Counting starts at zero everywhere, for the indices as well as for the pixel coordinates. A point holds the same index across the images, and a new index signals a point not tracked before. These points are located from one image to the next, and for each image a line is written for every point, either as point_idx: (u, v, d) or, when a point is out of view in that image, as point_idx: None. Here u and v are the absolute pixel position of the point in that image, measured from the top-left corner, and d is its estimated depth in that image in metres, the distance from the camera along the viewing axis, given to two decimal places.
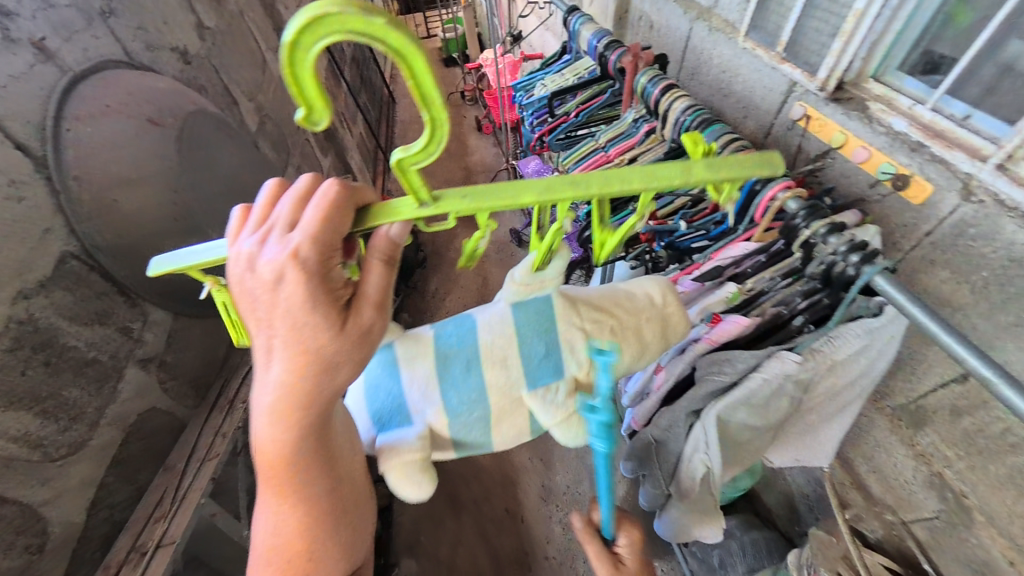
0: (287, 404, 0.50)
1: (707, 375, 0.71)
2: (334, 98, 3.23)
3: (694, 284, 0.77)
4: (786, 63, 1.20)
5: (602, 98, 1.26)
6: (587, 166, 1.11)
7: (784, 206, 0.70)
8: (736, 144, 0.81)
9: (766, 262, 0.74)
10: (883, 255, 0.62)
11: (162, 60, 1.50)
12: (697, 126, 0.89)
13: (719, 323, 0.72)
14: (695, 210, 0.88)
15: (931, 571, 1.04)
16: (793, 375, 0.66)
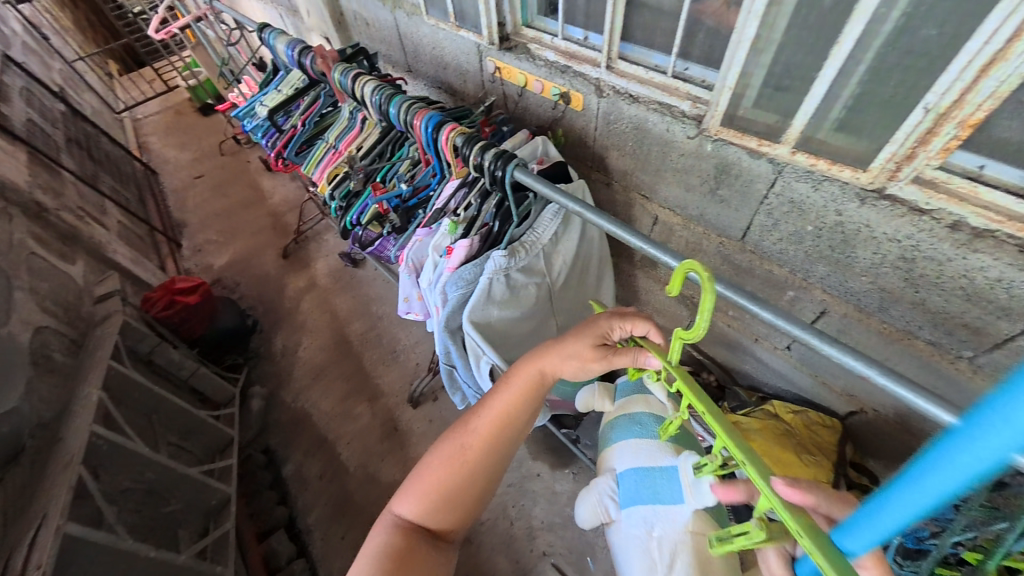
0: (516, 394, 0.70)
1: (456, 293, 0.86)
2: (57, 192, 2.66)
3: (425, 230, 0.93)
4: (462, 29, 1.42)
5: (320, 102, 1.30)
6: (325, 167, 1.16)
7: (456, 143, 0.87)
8: (411, 106, 0.95)
9: (468, 191, 0.93)
10: (520, 155, 0.82)
11: None
12: (383, 101, 1.00)
13: (452, 252, 0.87)
14: (415, 170, 1.03)
15: (705, 357, 1.50)
16: (504, 266, 0.84)
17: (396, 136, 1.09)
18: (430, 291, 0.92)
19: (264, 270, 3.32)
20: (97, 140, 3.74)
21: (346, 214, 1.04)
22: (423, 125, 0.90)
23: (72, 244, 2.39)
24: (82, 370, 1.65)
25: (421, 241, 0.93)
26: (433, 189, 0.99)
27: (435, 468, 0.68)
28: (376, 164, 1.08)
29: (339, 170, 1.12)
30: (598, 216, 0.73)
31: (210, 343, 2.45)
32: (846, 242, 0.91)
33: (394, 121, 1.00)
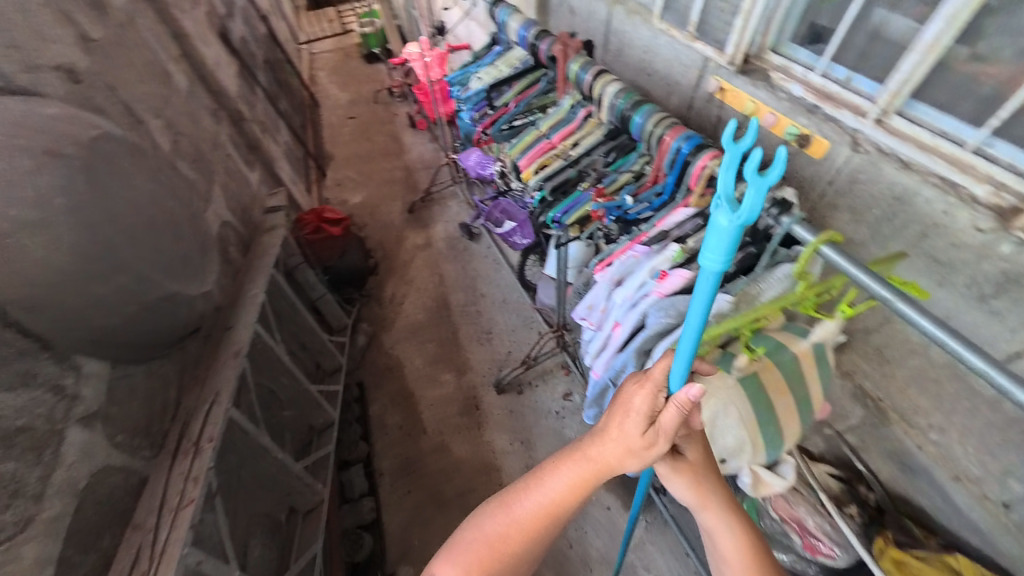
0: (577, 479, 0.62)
1: (657, 319, 0.76)
2: (252, 106, 2.99)
3: (644, 249, 0.86)
4: (699, 41, 1.28)
5: (538, 87, 1.30)
6: (533, 156, 1.13)
7: (714, 172, 0.80)
8: (666, 123, 0.88)
9: (702, 223, 0.85)
10: (797, 208, 0.74)
11: (44, 81, 1.29)
12: (630, 108, 0.94)
13: (666, 278, 0.80)
14: (641, 185, 0.97)
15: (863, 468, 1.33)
16: (726, 312, 0.73)
17: (623, 144, 1.04)
18: (622, 308, 0.84)
19: (388, 219, 3.53)
20: (284, 65, 4.16)
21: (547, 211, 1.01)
22: (677, 145, 0.84)
23: (253, 155, 2.70)
24: (247, 271, 1.86)
25: (628, 256, 0.87)
26: (653, 209, 0.93)
27: (472, 559, 0.62)
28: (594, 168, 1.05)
29: (548, 162, 1.10)
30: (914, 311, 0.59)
31: (338, 273, 2.67)
32: None
33: (633, 130, 0.94)
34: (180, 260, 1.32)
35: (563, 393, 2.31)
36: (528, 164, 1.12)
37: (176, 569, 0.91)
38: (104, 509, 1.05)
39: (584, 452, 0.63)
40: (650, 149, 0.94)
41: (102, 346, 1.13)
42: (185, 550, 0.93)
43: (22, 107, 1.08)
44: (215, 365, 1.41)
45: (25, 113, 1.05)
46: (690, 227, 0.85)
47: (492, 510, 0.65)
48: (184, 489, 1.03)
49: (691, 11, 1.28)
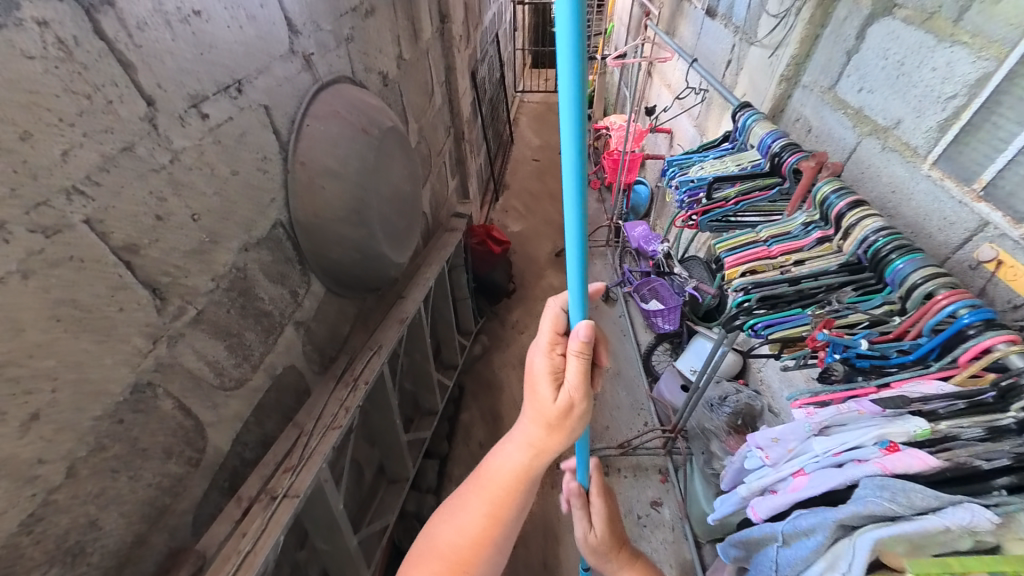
0: (513, 475, 0.88)
1: (868, 496, 0.65)
2: (471, 129, 3.54)
3: (874, 406, 0.74)
4: (982, 202, 1.10)
5: (768, 194, 1.23)
6: (743, 258, 1.08)
7: (1003, 358, 0.67)
8: (940, 279, 0.78)
9: (966, 409, 0.68)
10: None
11: (371, 80, 1.73)
12: (891, 252, 0.85)
13: (896, 452, 0.68)
14: (878, 332, 0.83)
15: None
16: (979, 533, 0.59)
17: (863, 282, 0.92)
18: (820, 460, 0.75)
19: (534, 254, 3.78)
20: (501, 104, 4.87)
21: (748, 315, 0.97)
22: (952, 309, 0.73)
23: (457, 168, 3.18)
24: (425, 259, 2.17)
25: (848, 412, 0.76)
26: (890, 366, 0.79)
27: (439, 557, 0.88)
28: (816, 292, 0.94)
29: (761, 268, 1.04)
30: None
31: (486, 285, 3.06)
32: None
33: (888, 273, 0.85)
34: (398, 234, 1.61)
35: (653, 500, 2.23)
36: (735, 263, 1.07)
37: (313, 478, 1.06)
38: (279, 398, 1.29)
39: (509, 463, 0.88)
40: (906, 300, 0.82)
41: (344, 275, 1.49)
42: (324, 465, 1.09)
43: (360, 94, 1.46)
44: (383, 325, 1.65)
45: (362, 99, 1.43)
46: (944, 405, 0.70)
47: (447, 521, 0.92)
48: (337, 412, 1.22)
49: (981, 168, 1.11)
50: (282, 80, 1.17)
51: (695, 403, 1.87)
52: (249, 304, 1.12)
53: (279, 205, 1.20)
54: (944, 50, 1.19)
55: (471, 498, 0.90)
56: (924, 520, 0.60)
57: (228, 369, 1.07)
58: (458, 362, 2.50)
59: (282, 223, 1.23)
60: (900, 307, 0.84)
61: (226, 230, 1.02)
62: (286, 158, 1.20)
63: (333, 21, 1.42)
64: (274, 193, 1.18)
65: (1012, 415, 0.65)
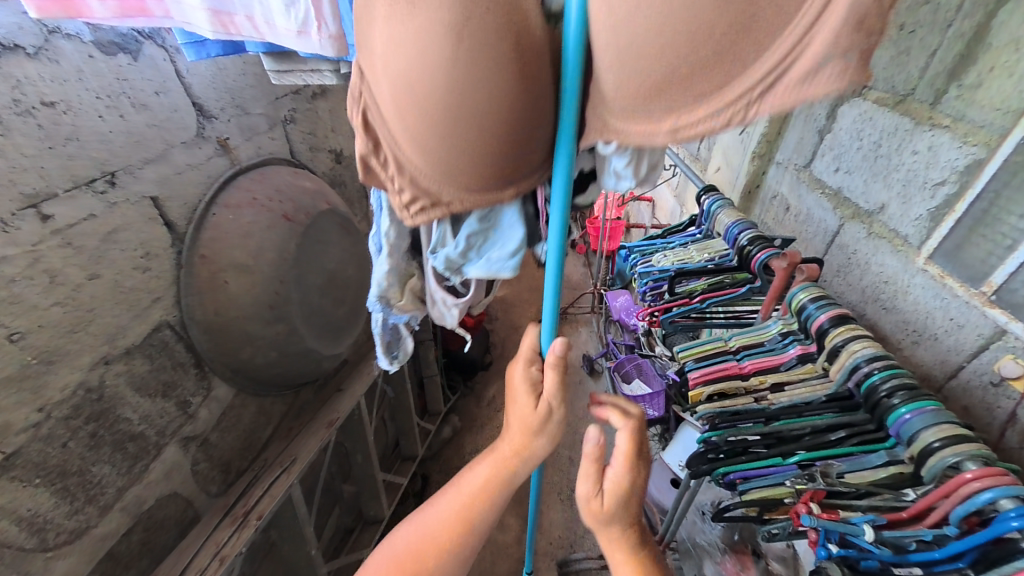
0: (483, 488, 0.68)
1: None
2: None
3: None
4: (995, 308, 0.92)
5: (737, 292, 1.05)
6: (706, 372, 0.90)
7: None
8: (966, 449, 0.57)
9: None
10: None
11: (318, 159, 1.65)
12: (895, 394, 0.65)
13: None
14: (884, 513, 0.61)
15: None
16: None
17: (859, 425, 0.71)
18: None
19: (517, 322, 3.58)
20: None
21: (721, 465, 0.76)
22: (989, 500, 0.51)
23: None
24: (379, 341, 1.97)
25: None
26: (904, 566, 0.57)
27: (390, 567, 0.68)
28: (797, 433, 0.74)
29: (730, 391, 0.85)
30: None
31: (459, 359, 2.82)
32: None
33: (890, 423, 0.64)
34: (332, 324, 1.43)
35: None
36: (701, 380, 0.89)
37: None
38: (149, 539, 1.00)
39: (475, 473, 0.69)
40: (919, 466, 0.61)
41: (254, 380, 1.25)
42: None
43: (292, 176, 1.35)
44: (309, 428, 1.38)
45: (292, 182, 1.31)
46: None
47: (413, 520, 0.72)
48: (209, 567, 0.97)
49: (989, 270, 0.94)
50: (184, 167, 1.07)
51: (685, 509, 1.43)
52: (106, 429, 0.90)
53: (168, 303, 1.03)
54: (923, 134, 1.08)
55: (432, 507, 0.71)
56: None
57: (57, 519, 0.82)
58: (419, 453, 2.22)
59: (172, 323, 1.05)
60: (912, 472, 0.64)
61: (75, 345, 0.84)
62: (181, 251, 1.06)
63: (267, 105, 1.35)
64: (160, 291, 1.01)
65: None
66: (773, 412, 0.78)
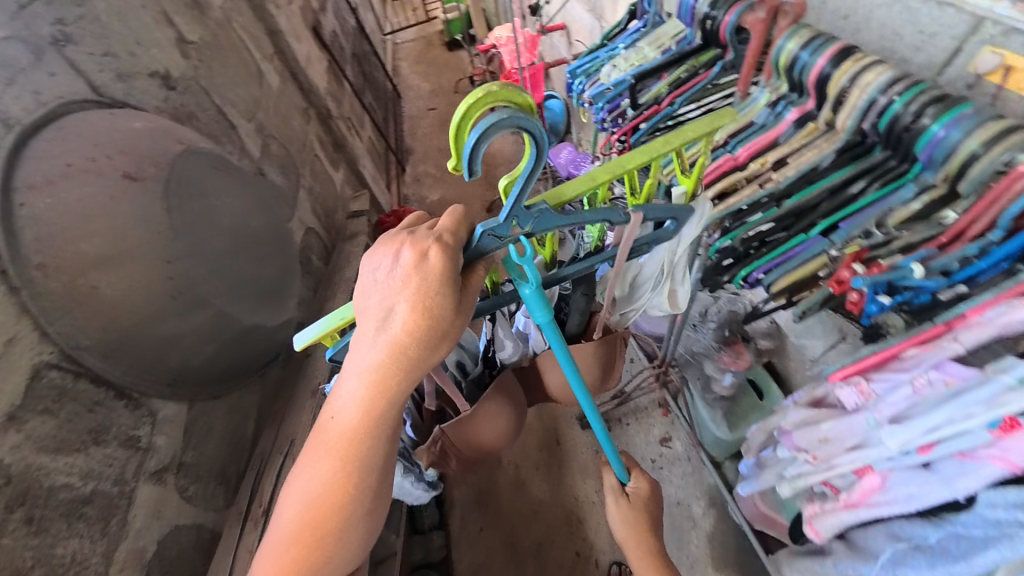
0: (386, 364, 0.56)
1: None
2: (340, 102, 2.89)
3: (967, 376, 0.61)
4: None
5: (709, 73, 0.99)
6: (707, 175, 0.84)
7: None
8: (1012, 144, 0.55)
9: None
10: None
11: (140, 89, 1.19)
12: (930, 115, 0.60)
13: (1016, 431, 0.55)
14: (930, 245, 0.64)
15: None
16: None
17: (879, 168, 0.70)
18: (898, 458, 0.66)
19: None
20: (371, 60, 4.06)
21: (742, 266, 0.77)
22: None
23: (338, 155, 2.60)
24: (330, 290, 1.77)
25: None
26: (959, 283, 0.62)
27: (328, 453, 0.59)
28: (812, 202, 0.73)
29: (732, 187, 0.80)
30: None
31: None
32: None
33: (923, 147, 0.62)
34: (252, 295, 1.18)
35: (660, 437, 1.83)
36: (698, 188, 0.83)
37: None
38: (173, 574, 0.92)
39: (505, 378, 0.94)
40: (956, 183, 0.61)
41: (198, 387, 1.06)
42: None
43: (111, 120, 0.97)
44: (293, 402, 1.25)
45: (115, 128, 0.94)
46: None
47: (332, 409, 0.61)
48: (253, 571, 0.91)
49: None
50: None
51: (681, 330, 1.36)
52: (44, 507, 0.73)
53: (31, 340, 0.78)
54: None
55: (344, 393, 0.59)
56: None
57: None
58: None
59: (54, 363, 0.81)
60: (944, 192, 0.64)
61: None
62: (5, 270, 0.76)
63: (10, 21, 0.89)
64: (10, 330, 0.76)
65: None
66: (784, 190, 0.76)
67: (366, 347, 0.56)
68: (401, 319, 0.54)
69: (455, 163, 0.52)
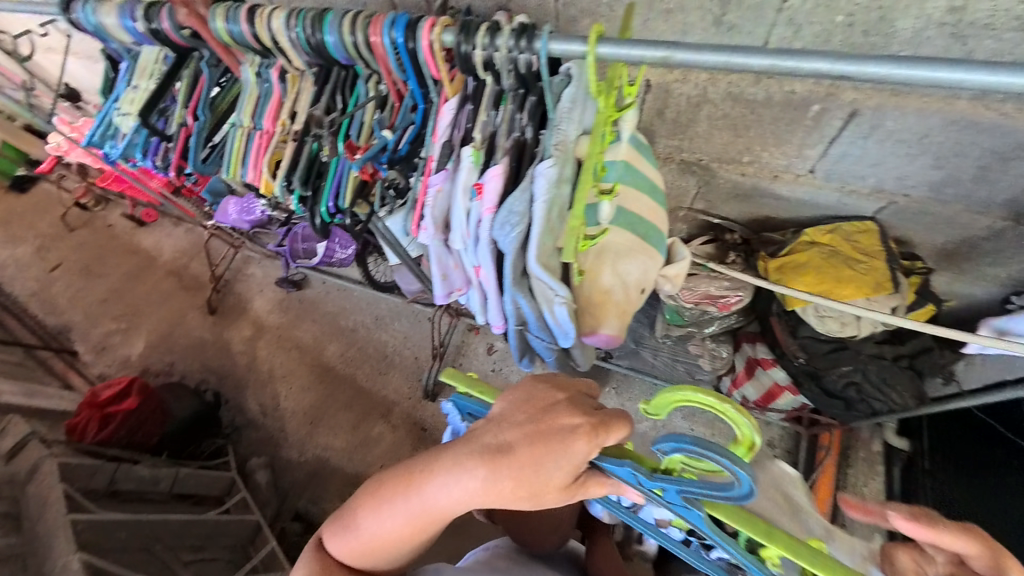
0: (499, 487, 0.52)
1: (506, 238, 0.63)
2: None
3: (441, 176, 0.68)
4: None
5: (204, 79, 0.94)
6: (256, 163, 0.82)
7: (443, 44, 0.63)
8: (362, 18, 0.66)
9: (474, 107, 0.68)
10: (540, 27, 0.61)
11: None
12: (312, 29, 0.69)
13: (484, 189, 0.65)
14: (388, 111, 0.76)
15: (719, 220, 1.45)
16: (557, 179, 0.62)
17: (343, 77, 0.77)
18: (471, 251, 0.70)
19: (176, 334, 2.60)
20: None
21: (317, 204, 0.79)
22: (382, 37, 0.64)
23: None
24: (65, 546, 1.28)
25: (446, 120, 0.68)
26: (420, 127, 0.74)
27: (393, 506, 0.57)
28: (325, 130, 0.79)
29: (280, 156, 0.81)
30: (703, 49, 0.53)
31: (187, 431, 2.08)
32: (882, 17, 0.83)
33: (335, 54, 0.70)
34: None
35: (487, 349, 2.14)
36: (257, 175, 0.82)
37: None
38: None
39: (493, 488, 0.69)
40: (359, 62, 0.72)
41: None
42: None
43: None
44: None
45: None
46: (465, 119, 0.68)
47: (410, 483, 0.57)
48: None
49: None
50: None
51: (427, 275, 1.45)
52: None
53: None
54: None
55: (433, 491, 0.55)
56: (538, 202, 0.61)
57: None
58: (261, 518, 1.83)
59: None
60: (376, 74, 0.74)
61: None
62: None
63: None
64: None
65: (486, 72, 0.65)
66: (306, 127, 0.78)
67: (476, 461, 0.54)
68: (523, 453, 0.52)
69: (652, 408, 0.60)
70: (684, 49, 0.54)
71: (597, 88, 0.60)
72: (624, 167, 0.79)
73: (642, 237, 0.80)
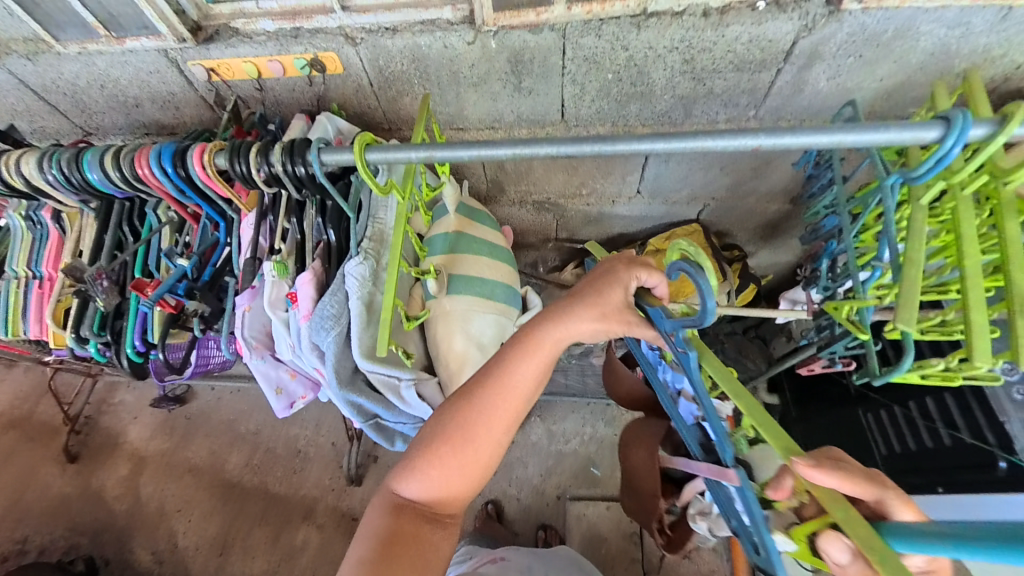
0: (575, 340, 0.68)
1: (325, 335, 0.67)
2: None
3: (248, 293, 0.71)
4: (125, 41, 0.98)
5: None
6: (37, 313, 0.87)
7: (220, 167, 0.64)
8: (128, 153, 0.65)
9: (274, 217, 0.72)
10: (311, 136, 0.62)
11: None
12: (75, 171, 0.67)
13: (297, 297, 0.69)
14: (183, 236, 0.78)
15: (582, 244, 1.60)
16: (363, 276, 0.68)
17: (128, 210, 0.81)
18: (297, 355, 0.73)
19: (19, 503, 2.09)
20: None
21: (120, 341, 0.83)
22: (155, 171, 0.64)
23: None
24: None
25: (246, 237, 0.72)
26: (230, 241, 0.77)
27: (482, 406, 0.68)
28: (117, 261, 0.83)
29: (66, 300, 0.86)
30: (451, 150, 0.59)
31: None
32: (639, 71, 1.00)
33: (109, 190, 0.69)
34: None
35: None
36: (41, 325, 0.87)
37: None
38: None
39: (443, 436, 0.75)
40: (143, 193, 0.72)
41: None
42: None
43: None
44: None
45: None
46: (266, 232, 0.72)
47: (495, 379, 0.68)
48: None
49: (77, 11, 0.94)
50: None
51: None
52: None
53: None
54: None
55: (523, 369, 0.68)
56: (352, 290, 0.67)
57: None
58: None
59: None
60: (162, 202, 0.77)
61: None
62: None
63: None
64: None
65: (274, 185, 0.65)
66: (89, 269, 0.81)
67: (564, 322, 0.68)
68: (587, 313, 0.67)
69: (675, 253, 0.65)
70: (441, 151, 0.60)
71: (384, 189, 0.64)
72: (455, 239, 0.91)
73: (484, 296, 0.88)
